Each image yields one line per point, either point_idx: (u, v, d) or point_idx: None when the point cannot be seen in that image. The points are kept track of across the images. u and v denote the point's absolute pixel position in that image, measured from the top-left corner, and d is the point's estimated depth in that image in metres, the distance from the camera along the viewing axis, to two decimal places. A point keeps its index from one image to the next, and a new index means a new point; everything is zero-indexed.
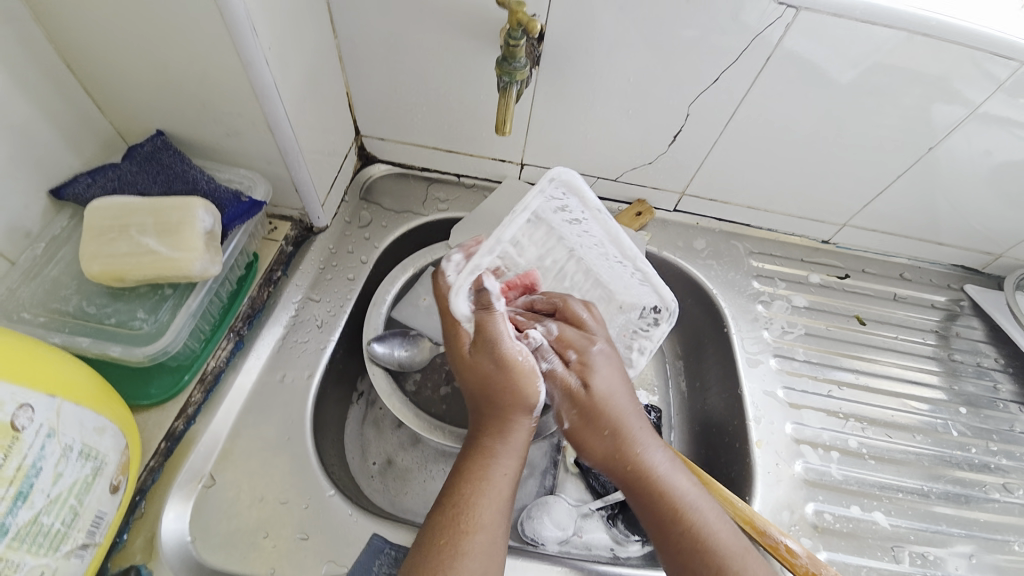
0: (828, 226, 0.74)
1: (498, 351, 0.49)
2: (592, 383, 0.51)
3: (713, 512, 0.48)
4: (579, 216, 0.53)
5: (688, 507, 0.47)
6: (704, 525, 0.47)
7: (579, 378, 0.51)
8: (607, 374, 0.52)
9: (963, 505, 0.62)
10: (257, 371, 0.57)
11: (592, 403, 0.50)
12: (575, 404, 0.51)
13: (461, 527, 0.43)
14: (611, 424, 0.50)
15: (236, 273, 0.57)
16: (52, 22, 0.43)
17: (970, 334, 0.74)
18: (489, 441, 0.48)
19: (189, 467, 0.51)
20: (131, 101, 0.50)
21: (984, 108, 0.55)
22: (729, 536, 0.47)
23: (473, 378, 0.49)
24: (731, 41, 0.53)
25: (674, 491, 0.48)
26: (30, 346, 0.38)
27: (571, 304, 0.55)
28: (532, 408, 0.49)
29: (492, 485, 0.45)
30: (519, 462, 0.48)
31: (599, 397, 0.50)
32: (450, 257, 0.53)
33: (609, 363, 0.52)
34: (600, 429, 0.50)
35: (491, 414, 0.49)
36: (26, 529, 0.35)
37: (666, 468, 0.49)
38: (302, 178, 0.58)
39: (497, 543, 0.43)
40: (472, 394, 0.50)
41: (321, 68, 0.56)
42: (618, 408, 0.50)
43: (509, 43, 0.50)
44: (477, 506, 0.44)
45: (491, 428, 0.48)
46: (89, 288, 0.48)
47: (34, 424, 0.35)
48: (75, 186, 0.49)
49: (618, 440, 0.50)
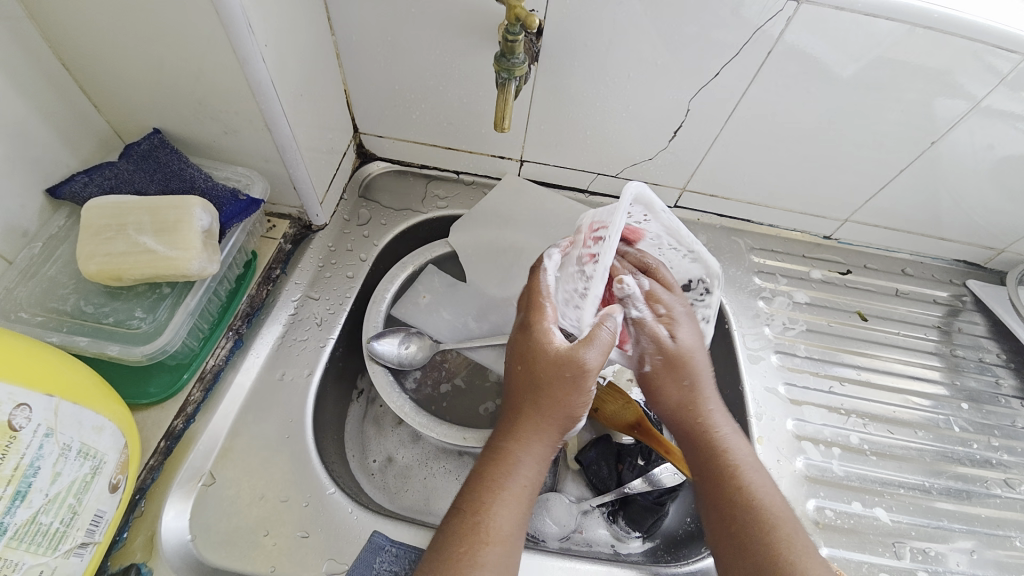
0: (829, 221, 0.73)
1: (577, 366, 0.45)
2: (679, 335, 0.51)
3: (767, 480, 0.48)
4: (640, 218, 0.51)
5: (745, 468, 0.48)
6: (759, 487, 0.47)
7: (667, 330, 0.51)
8: (690, 327, 0.52)
9: (965, 501, 0.61)
10: (256, 370, 0.56)
11: (677, 355, 0.51)
12: (662, 352, 0.51)
13: (480, 535, 0.42)
14: (690, 377, 0.51)
15: (235, 271, 0.57)
16: (47, 19, 0.43)
17: (972, 329, 0.73)
18: (518, 444, 0.46)
19: (189, 465, 0.51)
20: (127, 98, 0.50)
21: (987, 101, 0.55)
22: (781, 503, 0.46)
23: (525, 377, 0.47)
24: (731, 35, 0.52)
25: (733, 453, 0.49)
26: (29, 346, 0.38)
27: (662, 269, 0.53)
28: (567, 425, 0.47)
29: (509, 494, 0.44)
30: (541, 472, 0.46)
31: (685, 349, 0.51)
32: (550, 255, 0.53)
33: (692, 319, 0.53)
34: (679, 380, 0.51)
35: (524, 416, 0.47)
36: (24, 528, 0.35)
37: (729, 431, 0.50)
38: (300, 176, 0.57)
39: (514, 554, 0.42)
40: (514, 394, 0.48)
41: (318, 65, 0.56)
42: (700, 365, 0.51)
43: (507, 39, 0.50)
44: (495, 515, 0.43)
45: (519, 429, 0.47)
46: (86, 287, 0.48)
47: (32, 424, 0.35)
48: (72, 184, 0.48)
49: (692, 395, 0.51)
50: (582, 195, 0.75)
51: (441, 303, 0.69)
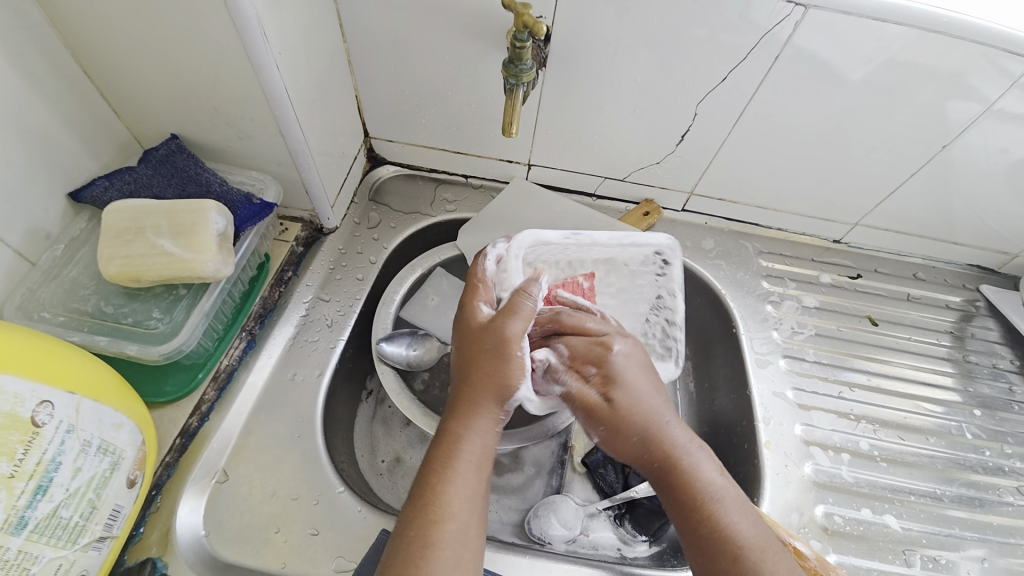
0: (839, 225, 0.73)
1: (500, 334, 0.46)
2: (614, 398, 0.47)
3: (737, 502, 0.45)
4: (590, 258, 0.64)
5: (712, 497, 0.44)
6: (729, 518, 0.43)
7: (600, 393, 0.48)
8: (632, 383, 0.47)
9: (977, 508, 0.61)
10: (268, 370, 0.57)
11: (619, 416, 0.47)
12: (602, 418, 0.47)
13: (429, 517, 0.41)
14: (641, 427, 0.46)
15: (249, 273, 0.59)
16: (71, 30, 0.45)
17: (985, 335, 0.72)
18: (462, 420, 0.45)
19: (203, 463, 0.52)
20: (146, 105, 0.51)
21: (1000, 104, 0.54)
22: (752, 530, 0.43)
23: (462, 355, 0.48)
24: (739, 39, 0.53)
25: (700, 479, 0.45)
26: (51, 344, 0.39)
27: (578, 316, 0.50)
28: (506, 397, 0.46)
29: (460, 472, 0.43)
30: (491, 446, 0.45)
31: (625, 408, 0.47)
32: (495, 244, 0.55)
33: (630, 367, 0.48)
34: (627, 437, 0.47)
35: (468, 395, 0.46)
36: (45, 522, 0.36)
37: (698, 460, 0.45)
38: (312, 180, 0.59)
39: (470, 532, 0.41)
40: (458, 372, 0.48)
41: (330, 71, 0.57)
42: (649, 417, 0.46)
43: (515, 46, 0.51)
44: (445, 496, 0.41)
45: (463, 410, 0.46)
46: (106, 288, 0.49)
47: (54, 420, 0.36)
48: (93, 189, 0.50)
49: (647, 438, 0.46)
50: (590, 199, 0.75)
51: (449, 306, 0.70)
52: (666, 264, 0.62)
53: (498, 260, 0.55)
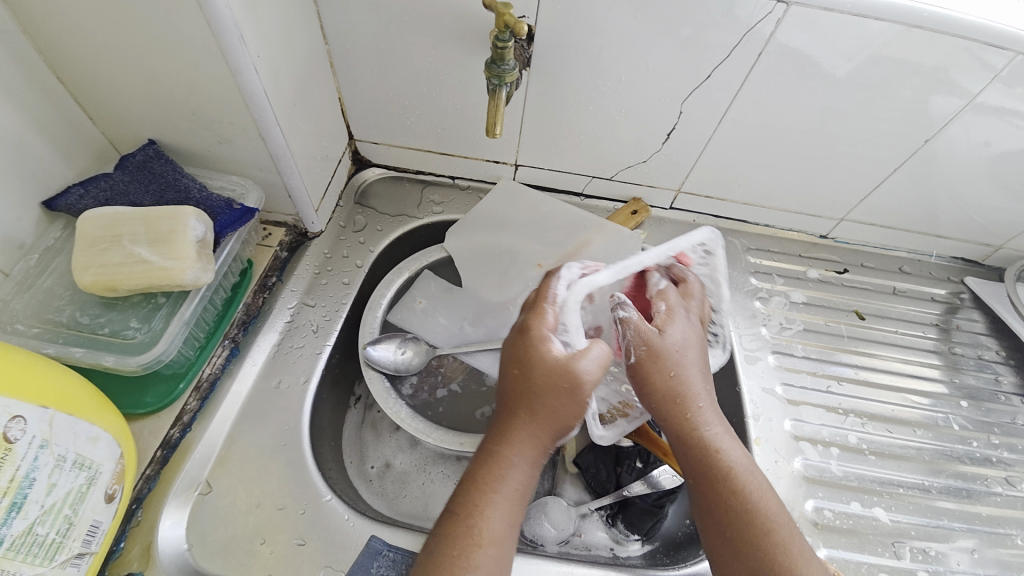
0: (826, 220, 0.73)
1: (573, 374, 0.45)
2: (668, 332, 0.49)
3: (764, 481, 0.46)
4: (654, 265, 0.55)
5: (740, 473, 0.45)
6: (757, 492, 0.45)
7: (657, 325, 0.49)
8: (684, 327, 0.50)
9: (965, 499, 0.61)
10: (252, 378, 0.57)
11: (663, 353, 0.48)
12: (647, 343, 0.48)
13: (473, 539, 0.41)
14: (678, 376, 0.48)
15: (231, 279, 0.58)
16: (41, 34, 0.44)
17: (971, 326, 0.73)
18: (514, 447, 0.45)
19: (186, 474, 0.51)
20: (122, 109, 0.50)
21: (981, 97, 0.55)
22: (779, 508, 0.44)
23: (520, 377, 0.46)
24: (723, 35, 0.53)
25: (729, 458, 0.46)
26: (25, 358, 0.38)
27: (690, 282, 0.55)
28: (562, 432, 0.46)
29: (504, 494, 0.43)
30: (533, 475, 0.45)
31: (672, 348, 0.48)
32: (568, 266, 0.53)
33: (691, 325, 0.51)
34: (663, 376, 0.48)
35: (519, 418, 0.45)
36: (21, 539, 0.35)
37: (721, 432, 0.48)
38: (295, 184, 0.58)
39: (508, 557, 0.42)
40: (508, 393, 0.47)
41: (311, 73, 0.56)
42: (686, 361, 0.49)
43: (497, 46, 0.50)
44: (488, 517, 0.42)
45: (514, 436, 0.45)
46: (82, 298, 0.48)
47: (27, 436, 0.35)
48: (68, 197, 0.49)
49: (681, 391, 0.48)
50: (577, 198, 0.75)
51: (437, 309, 0.69)
52: (707, 254, 0.57)
53: (569, 283, 0.52)
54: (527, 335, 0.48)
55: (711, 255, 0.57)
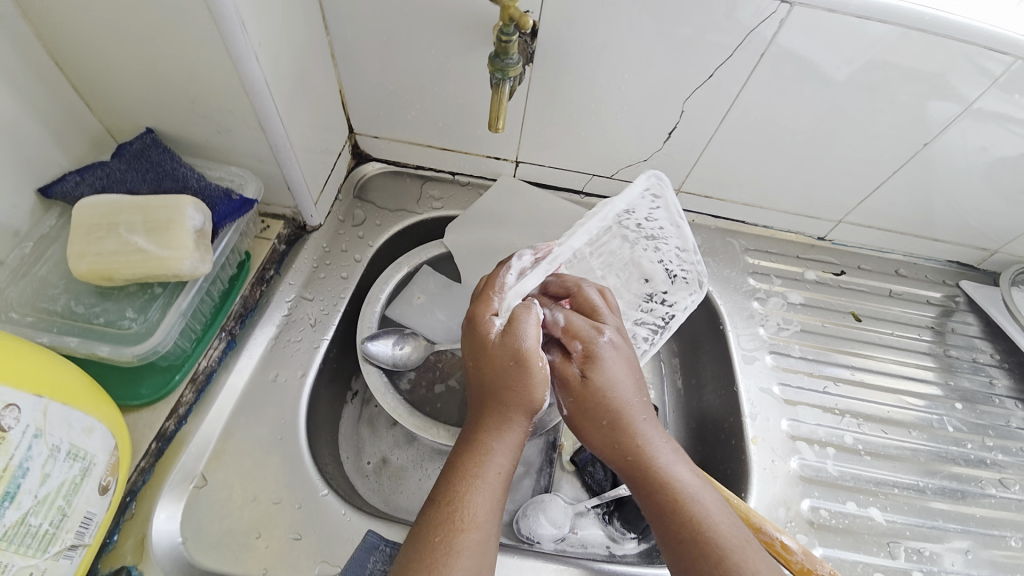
0: (824, 222, 0.74)
1: (513, 359, 0.45)
2: (591, 375, 0.47)
3: (714, 503, 0.45)
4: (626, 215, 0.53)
5: (689, 498, 0.44)
6: (705, 517, 0.43)
7: (579, 368, 0.48)
8: (614, 362, 0.48)
9: (960, 500, 0.62)
10: (249, 371, 0.56)
11: (587, 397, 0.47)
12: (573, 394, 0.48)
13: (455, 524, 0.40)
14: (608, 414, 0.47)
15: (228, 271, 0.57)
16: (41, 20, 0.43)
17: (966, 330, 0.74)
18: (486, 435, 0.44)
19: (180, 468, 0.50)
20: (120, 97, 0.50)
21: (979, 104, 0.55)
22: (733, 529, 0.43)
23: (478, 372, 0.46)
24: (725, 37, 0.53)
25: (675, 483, 0.45)
26: (23, 347, 0.38)
27: (587, 292, 0.53)
28: (534, 410, 0.45)
29: (486, 481, 0.43)
30: (514, 459, 0.45)
31: (598, 390, 0.47)
32: (520, 254, 0.52)
33: (619, 353, 0.49)
34: (594, 420, 0.47)
35: (491, 409, 0.45)
36: (13, 530, 0.35)
37: (668, 459, 0.46)
38: (294, 176, 0.57)
39: (490, 542, 0.41)
40: (476, 387, 0.47)
41: (312, 64, 0.56)
42: (620, 398, 0.47)
43: (501, 40, 0.50)
44: (470, 502, 0.42)
45: (495, 424, 0.45)
46: (77, 287, 0.47)
47: (21, 424, 0.35)
48: (63, 184, 0.48)
49: (617, 430, 0.47)
50: (577, 195, 0.75)
51: (435, 304, 0.69)
52: (656, 198, 0.52)
53: (520, 271, 0.51)
54: (475, 324, 0.47)
55: (660, 198, 0.52)
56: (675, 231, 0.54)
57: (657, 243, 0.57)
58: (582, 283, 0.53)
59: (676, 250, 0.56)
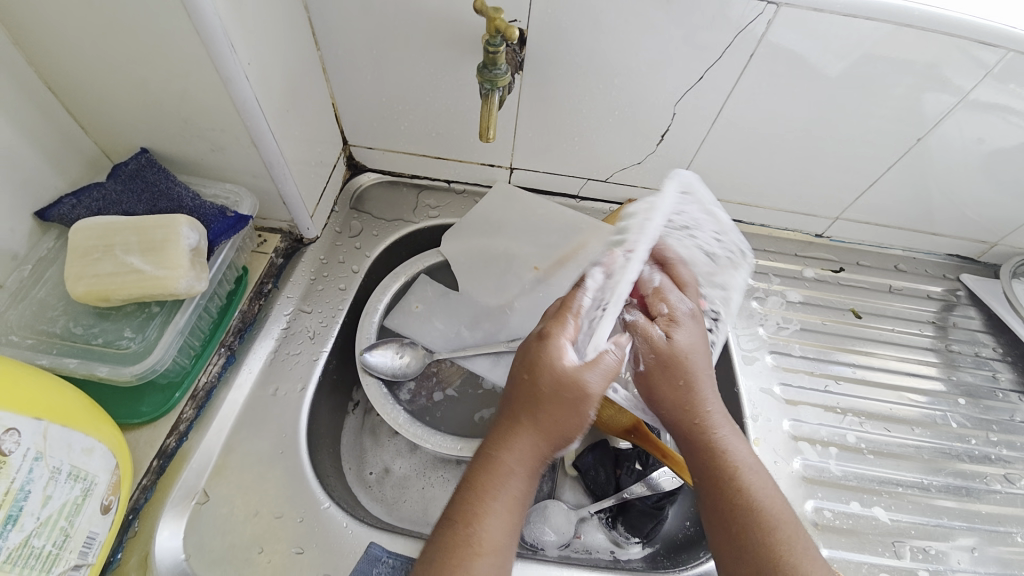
0: (821, 220, 0.73)
1: (575, 386, 0.44)
2: (676, 336, 0.48)
3: (770, 480, 0.46)
4: (693, 223, 0.55)
5: (747, 470, 0.45)
6: (760, 488, 0.45)
7: (663, 331, 0.48)
8: (691, 330, 0.49)
9: (965, 497, 0.61)
10: (249, 386, 0.56)
11: (671, 355, 0.47)
12: (656, 353, 0.48)
13: (472, 547, 0.40)
14: (688, 377, 0.47)
15: (226, 287, 0.57)
16: (34, 46, 0.44)
17: (967, 324, 0.73)
18: (510, 453, 0.44)
19: (182, 484, 0.50)
20: (114, 118, 0.50)
21: (974, 94, 0.55)
22: (785, 504, 0.45)
23: (530, 384, 0.45)
24: (715, 37, 0.53)
25: (734, 454, 0.46)
26: (50, 382, 0.40)
27: (679, 266, 0.52)
28: (562, 443, 0.45)
29: (504, 502, 0.43)
30: (532, 484, 0.44)
31: (681, 350, 0.48)
32: (591, 274, 0.49)
33: (696, 323, 0.50)
34: (671, 381, 0.47)
35: (522, 425, 0.45)
36: (17, 552, 0.35)
37: (728, 432, 0.47)
38: (289, 191, 0.58)
39: (505, 566, 0.41)
40: (513, 390, 0.46)
41: (304, 80, 0.56)
42: (697, 364, 0.48)
43: (489, 51, 0.50)
44: (486, 525, 0.42)
45: (520, 445, 0.44)
46: (76, 308, 0.48)
47: (21, 448, 0.35)
48: (60, 207, 0.49)
49: (688, 394, 0.47)
50: (572, 200, 0.75)
51: (433, 313, 0.69)
52: (687, 195, 0.55)
53: (599, 295, 0.48)
54: (546, 342, 0.46)
55: (692, 195, 0.55)
56: (710, 219, 0.56)
57: (693, 233, 0.55)
58: (680, 259, 0.53)
59: (715, 234, 0.56)
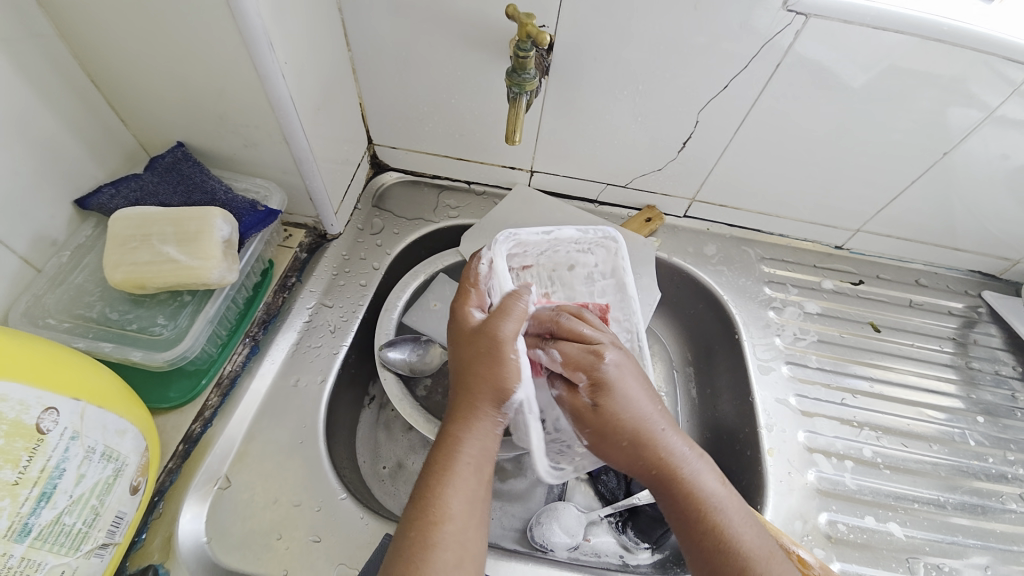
0: (841, 231, 0.73)
1: (493, 336, 0.48)
2: (602, 403, 0.47)
3: (739, 513, 0.46)
4: (551, 238, 0.62)
5: (713, 508, 0.45)
6: (729, 527, 0.45)
7: (590, 399, 0.48)
8: (625, 393, 0.47)
9: (981, 516, 0.60)
10: (271, 376, 0.58)
11: (605, 422, 0.47)
12: (589, 425, 0.48)
13: (429, 517, 0.41)
14: (629, 437, 0.47)
15: (253, 280, 0.59)
16: (81, 41, 0.45)
17: (988, 341, 0.72)
18: (454, 425, 0.46)
19: (206, 469, 0.52)
20: (152, 112, 0.52)
21: (1001, 111, 0.54)
22: (757, 539, 0.45)
23: (463, 360, 0.48)
24: (741, 47, 0.53)
25: (701, 491, 0.46)
26: (85, 363, 0.41)
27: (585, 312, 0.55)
28: (503, 400, 0.47)
29: (458, 472, 0.44)
30: (488, 450, 0.46)
31: (611, 417, 0.47)
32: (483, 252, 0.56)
33: (623, 378, 0.48)
34: (614, 445, 0.47)
35: (461, 397, 0.47)
36: (49, 529, 0.36)
37: (696, 468, 0.47)
38: (316, 186, 0.59)
39: (469, 533, 0.42)
40: (454, 374, 0.49)
41: (335, 80, 0.57)
42: (637, 420, 0.47)
43: (518, 56, 0.51)
44: (444, 496, 0.42)
45: (467, 415, 0.46)
46: (112, 295, 0.49)
47: (58, 427, 0.37)
48: (99, 196, 0.50)
49: (639, 445, 0.47)
50: (591, 205, 0.76)
51: None
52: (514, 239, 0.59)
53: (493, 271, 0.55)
54: (455, 320, 0.51)
55: (552, 231, 0.61)
56: (558, 239, 0.62)
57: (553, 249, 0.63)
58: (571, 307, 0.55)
59: (574, 244, 0.63)
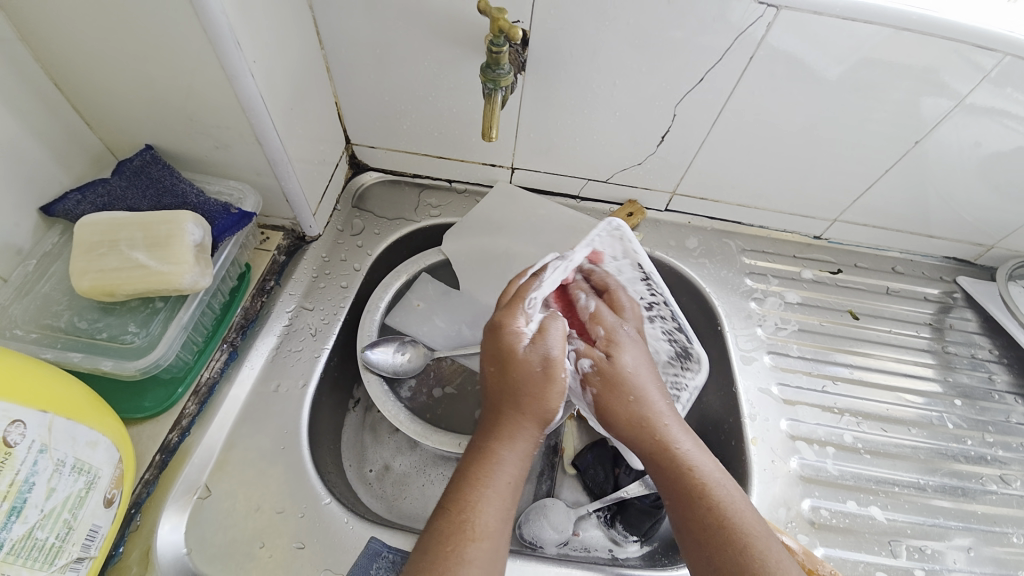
0: (819, 222, 0.74)
1: (539, 352, 0.49)
2: (614, 356, 0.52)
3: (737, 493, 0.46)
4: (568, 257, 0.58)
5: (713, 486, 0.46)
6: (728, 503, 0.45)
7: (604, 351, 0.52)
8: (633, 351, 0.53)
9: (961, 497, 0.62)
10: (250, 383, 0.57)
11: (614, 376, 0.51)
12: (600, 374, 0.51)
13: (466, 533, 0.41)
14: (634, 394, 0.50)
15: (229, 284, 0.58)
16: (41, 43, 0.44)
17: (964, 326, 0.74)
18: (495, 442, 0.47)
19: (185, 479, 0.51)
20: (120, 114, 0.50)
21: (971, 98, 0.55)
22: (755, 518, 0.45)
23: (496, 374, 0.49)
24: (715, 39, 0.53)
25: (699, 469, 0.47)
26: (57, 374, 0.41)
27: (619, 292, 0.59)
28: (546, 423, 0.48)
29: (497, 489, 0.44)
30: (523, 469, 0.46)
31: (622, 369, 0.51)
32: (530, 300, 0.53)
33: (636, 342, 0.54)
34: (620, 400, 0.50)
35: (503, 413, 0.48)
36: (21, 543, 0.35)
37: (691, 446, 0.48)
38: (292, 188, 0.58)
39: (501, 550, 0.42)
40: (490, 389, 0.50)
41: (308, 79, 0.56)
42: (641, 382, 0.51)
43: (492, 51, 0.51)
44: (481, 512, 0.43)
45: (508, 432, 0.47)
46: (80, 303, 0.48)
47: (26, 440, 0.36)
48: (65, 202, 0.49)
49: (642, 411, 0.49)
50: (573, 201, 0.75)
51: (434, 310, 0.69)
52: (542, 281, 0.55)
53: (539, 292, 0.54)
54: (497, 331, 0.50)
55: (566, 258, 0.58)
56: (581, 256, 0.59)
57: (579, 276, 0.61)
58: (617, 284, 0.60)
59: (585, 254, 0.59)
